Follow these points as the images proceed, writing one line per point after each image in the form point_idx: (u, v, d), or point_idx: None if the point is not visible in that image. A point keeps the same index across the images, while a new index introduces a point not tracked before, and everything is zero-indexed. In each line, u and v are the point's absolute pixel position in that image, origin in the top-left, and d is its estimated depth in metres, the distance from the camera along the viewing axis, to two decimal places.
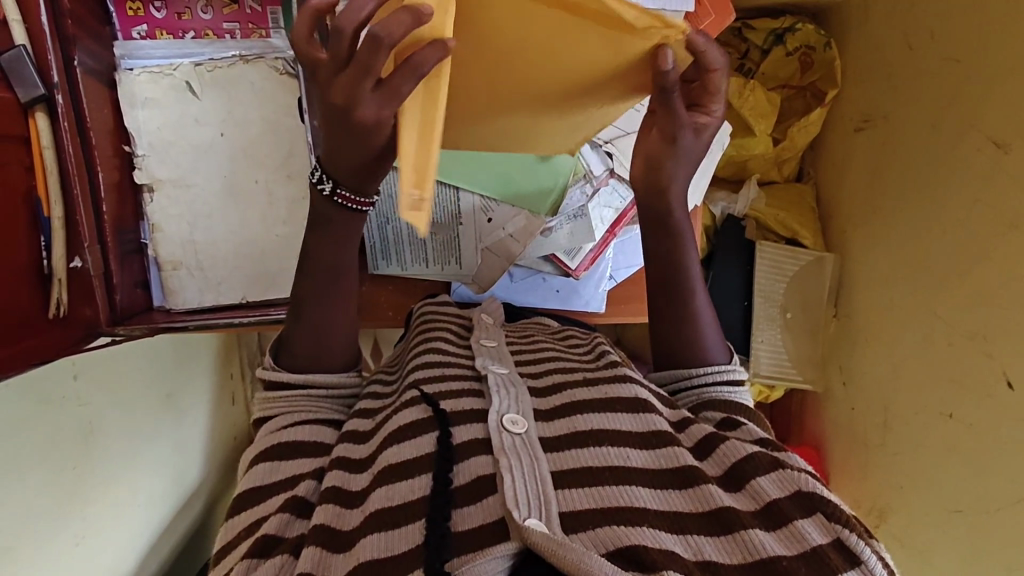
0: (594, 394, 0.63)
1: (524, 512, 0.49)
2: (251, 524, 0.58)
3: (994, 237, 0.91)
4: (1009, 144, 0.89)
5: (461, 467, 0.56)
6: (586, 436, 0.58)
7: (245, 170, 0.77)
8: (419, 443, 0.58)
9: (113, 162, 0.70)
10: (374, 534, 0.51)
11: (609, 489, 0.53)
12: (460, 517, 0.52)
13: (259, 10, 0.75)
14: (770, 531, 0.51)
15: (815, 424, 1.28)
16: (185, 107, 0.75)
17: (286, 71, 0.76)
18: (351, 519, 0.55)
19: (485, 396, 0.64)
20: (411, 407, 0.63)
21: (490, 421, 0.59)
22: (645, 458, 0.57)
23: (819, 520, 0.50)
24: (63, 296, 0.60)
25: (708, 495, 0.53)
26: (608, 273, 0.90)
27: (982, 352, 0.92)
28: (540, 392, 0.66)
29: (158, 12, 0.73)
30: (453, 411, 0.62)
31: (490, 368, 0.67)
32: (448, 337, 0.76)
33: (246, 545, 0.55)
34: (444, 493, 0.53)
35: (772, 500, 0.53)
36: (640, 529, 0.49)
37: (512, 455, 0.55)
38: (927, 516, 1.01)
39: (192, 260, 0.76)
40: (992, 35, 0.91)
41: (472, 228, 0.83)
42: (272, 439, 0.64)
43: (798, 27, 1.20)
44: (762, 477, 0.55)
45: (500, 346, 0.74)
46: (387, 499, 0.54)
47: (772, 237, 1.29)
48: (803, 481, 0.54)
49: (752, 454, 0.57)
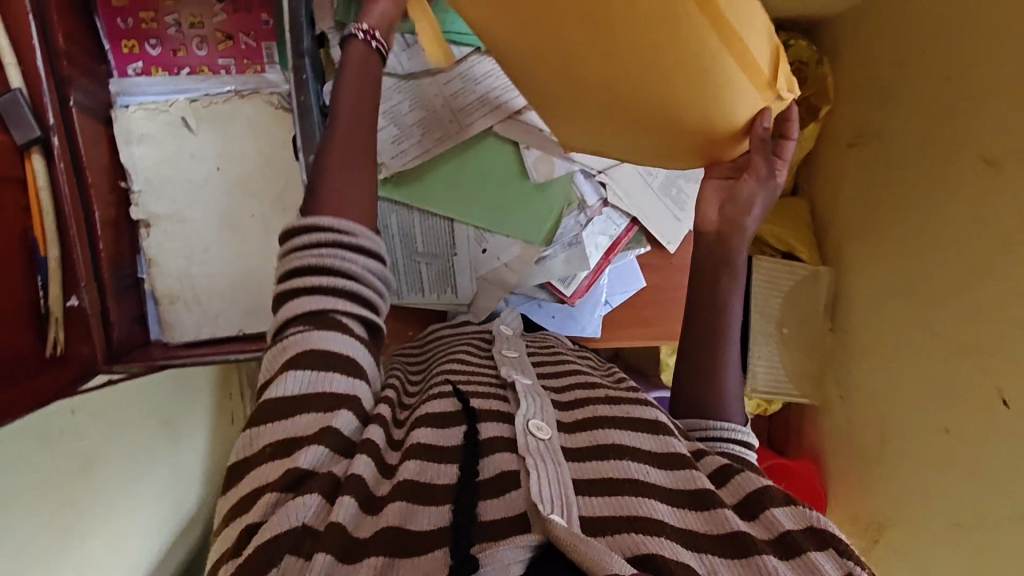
0: (615, 412, 0.63)
1: (548, 507, 0.49)
2: (276, 442, 0.54)
3: (990, 255, 0.92)
4: (1000, 163, 0.90)
5: (485, 462, 0.55)
6: (609, 449, 0.58)
7: (241, 204, 0.77)
8: (448, 435, 0.58)
9: (109, 199, 0.70)
10: (403, 503, 0.51)
11: (627, 499, 0.53)
12: (485, 508, 0.51)
13: (254, 45, 0.77)
14: (783, 561, 0.51)
15: (813, 438, 1.29)
16: (181, 142, 0.75)
17: (280, 105, 0.77)
18: (384, 486, 0.53)
19: (511, 401, 0.64)
20: (442, 398, 0.62)
21: (517, 424, 0.58)
22: (664, 477, 0.57)
23: (832, 555, 0.52)
24: (60, 335, 0.60)
25: (724, 520, 0.53)
26: (603, 298, 0.90)
27: (978, 368, 0.93)
28: (563, 405, 0.65)
29: (153, 49, 0.74)
30: (483, 409, 0.61)
31: (517, 376, 0.67)
32: (471, 349, 0.75)
33: (273, 472, 0.52)
34: (470, 484, 0.53)
35: (786, 530, 0.53)
36: (659, 539, 0.50)
37: (536, 456, 0.54)
38: (924, 530, 1.01)
39: (189, 294, 0.76)
40: (984, 52, 0.92)
41: (467, 258, 0.83)
42: (300, 346, 0.57)
43: (792, 42, 1.21)
44: (777, 509, 0.55)
45: (522, 356, 0.74)
46: (420, 473, 0.54)
47: (768, 252, 1.29)
48: (817, 517, 0.55)
49: (766, 487, 0.57)
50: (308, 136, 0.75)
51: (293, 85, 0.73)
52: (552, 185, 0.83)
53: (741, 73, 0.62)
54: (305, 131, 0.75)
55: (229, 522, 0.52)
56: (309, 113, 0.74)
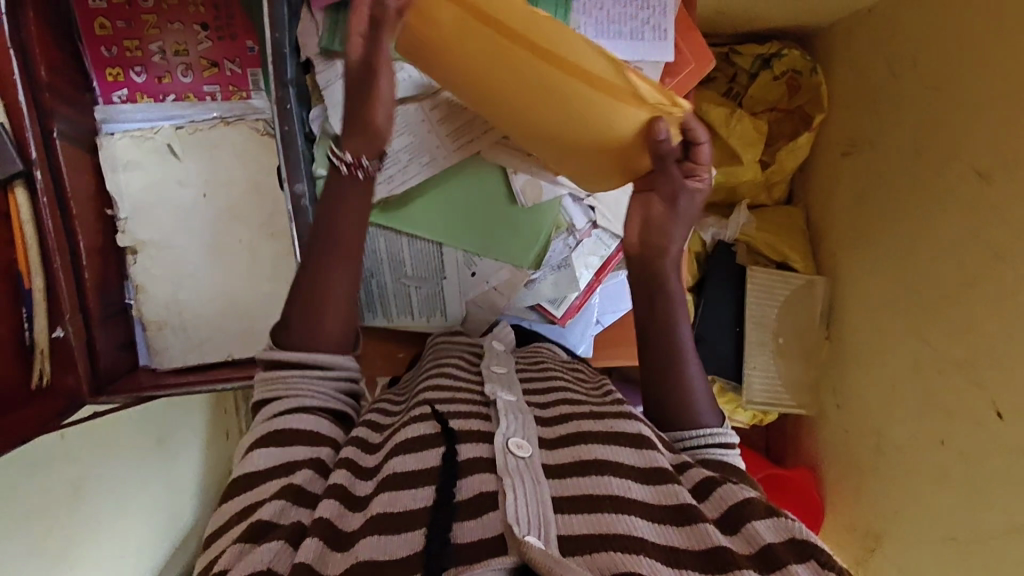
0: (598, 426, 0.63)
1: (524, 528, 0.50)
2: (245, 507, 0.57)
3: (981, 268, 0.91)
4: (991, 173, 0.89)
5: (464, 483, 0.55)
6: (592, 465, 0.58)
7: (227, 229, 0.77)
8: (424, 456, 0.58)
9: (96, 227, 0.70)
10: (373, 535, 0.51)
11: (607, 516, 0.53)
12: (461, 530, 0.51)
13: (240, 71, 0.76)
14: (765, 573, 0.51)
15: (808, 447, 1.29)
16: (167, 170, 0.75)
17: (266, 132, 0.77)
18: (352, 520, 0.54)
19: (493, 420, 0.64)
20: (421, 420, 0.62)
21: (496, 443, 0.59)
22: (646, 493, 0.57)
23: (813, 567, 0.51)
24: (46, 367, 0.61)
25: (704, 533, 0.53)
26: (594, 318, 0.91)
27: (972, 382, 0.92)
28: (546, 422, 0.65)
29: (138, 77, 0.74)
30: (462, 429, 0.62)
31: (501, 394, 0.66)
32: (460, 365, 0.75)
33: (239, 529, 0.54)
34: (446, 504, 0.53)
35: (767, 544, 0.53)
36: (638, 558, 0.50)
37: (515, 475, 0.55)
38: (919, 541, 1.01)
39: (176, 320, 0.76)
40: (974, 66, 0.92)
41: (455, 281, 0.83)
42: (265, 429, 0.62)
43: (784, 52, 1.20)
44: (759, 522, 0.55)
45: (510, 372, 0.73)
46: (391, 504, 0.54)
47: (762, 262, 1.28)
48: (798, 529, 0.54)
49: (748, 500, 0.57)
50: (292, 164, 0.74)
51: (276, 114, 0.73)
52: (540, 210, 0.82)
53: (600, 99, 0.59)
54: (290, 160, 0.74)
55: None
56: (292, 141, 0.74)
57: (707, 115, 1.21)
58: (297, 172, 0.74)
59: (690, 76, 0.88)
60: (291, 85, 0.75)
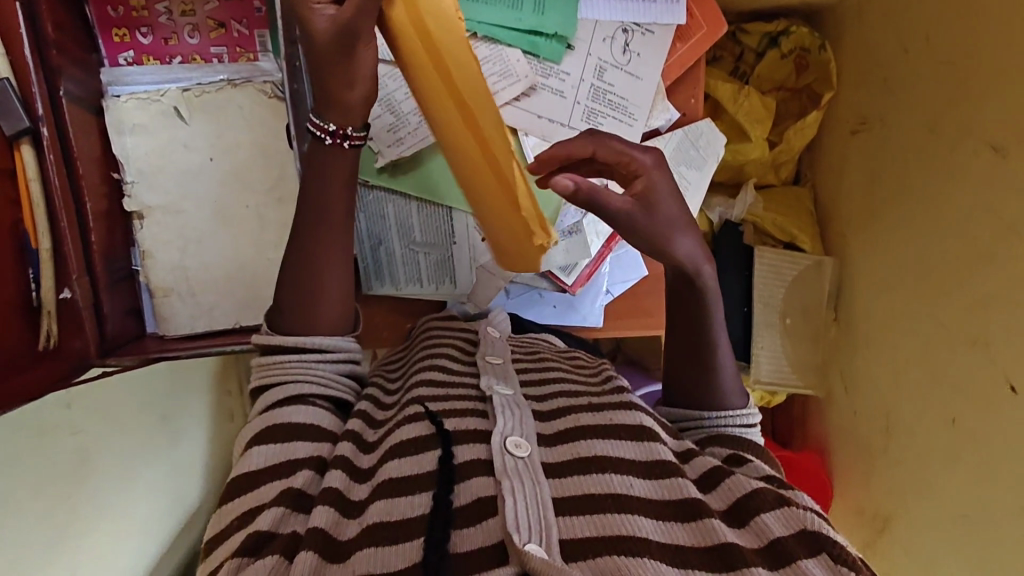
0: (597, 419, 0.61)
1: (524, 535, 0.49)
2: (246, 512, 0.56)
3: (993, 243, 0.90)
4: (1005, 146, 0.88)
5: (462, 488, 0.55)
6: (592, 462, 0.57)
7: (236, 195, 0.77)
8: (420, 461, 0.57)
9: (101, 191, 0.69)
10: (371, 548, 0.50)
11: (610, 517, 0.52)
12: (459, 538, 0.51)
13: (247, 33, 0.75)
14: (774, 570, 0.50)
15: (816, 430, 1.27)
16: (174, 133, 0.75)
17: (274, 94, 0.76)
18: (349, 529, 0.53)
19: (489, 417, 0.63)
20: (415, 421, 0.61)
21: (493, 443, 0.57)
22: (646, 488, 0.55)
23: (824, 562, 0.50)
24: (53, 328, 0.60)
25: (711, 530, 0.52)
26: (605, 287, 0.89)
27: (984, 357, 0.91)
28: (543, 416, 0.64)
29: (145, 38, 0.74)
30: (458, 430, 0.60)
31: (496, 389, 0.65)
32: (452, 354, 0.73)
33: (238, 539, 0.53)
34: (444, 512, 0.52)
35: (776, 538, 0.52)
36: (641, 560, 0.48)
37: (514, 477, 0.54)
38: (929, 521, 1.00)
39: (182, 287, 0.76)
40: (982, 38, 0.92)
41: (465, 247, 0.83)
42: (268, 420, 0.61)
43: (792, 30, 1.19)
44: (767, 514, 0.54)
45: (506, 363, 0.71)
46: (385, 513, 0.53)
47: (770, 242, 1.27)
48: (810, 519, 0.53)
49: (758, 490, 0.56)
50: (299, 126, 0.74)
51: (287, 73, 0.73)
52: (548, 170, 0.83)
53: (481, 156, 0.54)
54: (298, 120, 0.74)
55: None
56: (301, 100, 0.75)
57: (715, 92, 1.20)
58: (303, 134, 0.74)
59: (702, 39, 0.88)
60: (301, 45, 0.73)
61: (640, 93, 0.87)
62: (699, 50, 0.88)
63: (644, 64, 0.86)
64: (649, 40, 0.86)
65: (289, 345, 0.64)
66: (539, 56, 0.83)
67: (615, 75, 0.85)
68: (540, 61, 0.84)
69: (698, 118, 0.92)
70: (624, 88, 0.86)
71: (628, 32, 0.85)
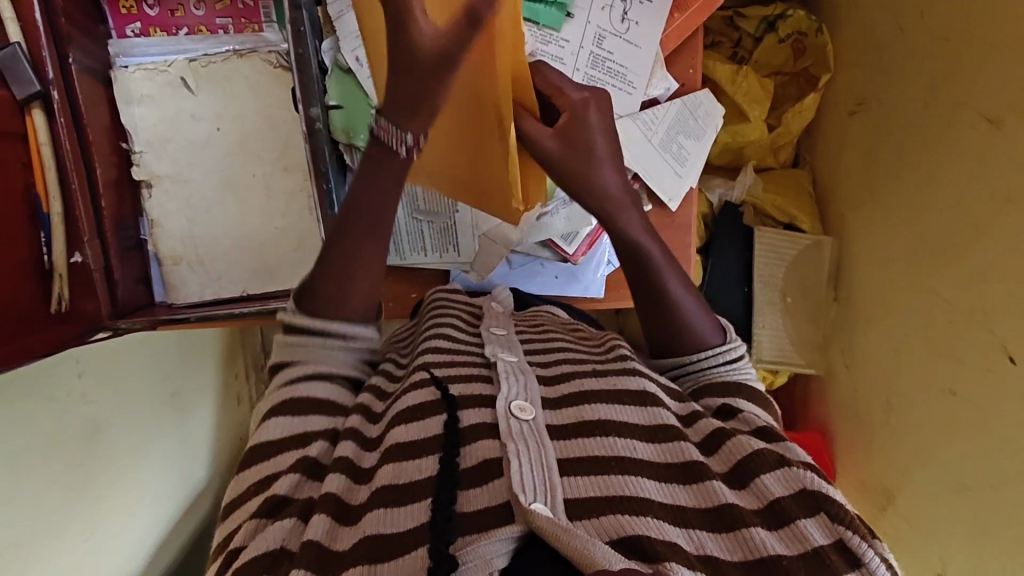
0: (602, 384, 0.60)
1: (529, 496, 0.48)
2: (258, 480, 0.57)
3: (994, 212, 0.87)
4: (1002, 119, 0.85)
5: (467, 451, 0.54)
6: (594, 425, 0.55)
7: (243, 165, 0.83)
8: (427, 424, 0.56)
9: (112, 159, 0.77)
10: (380, 509, 0.50)
11: (613, 478, 0.51)
12: (466, 498, 0.50)
13: (252, 5, 0.82)
14: (772, 531, 0.49)
15: (817, 410, 1.25)
16: (181, 103, 0.82)
17: (279, 64, 0.82)
18: (360, 495, 0.53)
19: (494, 382, 0.62)
20: (419, 389, 0.60)
21: (498, 408, 0.56)
22: (652, 452, 0.54)
23: (822, 521, 0.48)
24: (63, 292, 0.66)
25: (712, 492, 0.51)
26: (605, 258, 0.91)
27: (983, 327, 0.88)
28: (548, 380, 0.63)
29: (151, 10, 0.81)
30: (463, 395, 0.59)
31: (501, 355, 0.64)
32: (458, 324, 0.73)
33: (257, 501, 0.54)
34: (450, 475, 0.51)
35: (775, 499, 0.50)
36: (645, 520, 0.48)
37: (519, 440, 0.53)
38: (935, 495, 0.95)
39: (191, 255, 0.83)
40: (980, 25, 0.89)
41: (468, 215, 0.87)
42: (287, 392, 0.62)
43: (789, 13, 1.21)
44: (767, 475, 0.52)
45: (510, 333, 0.71)
46: (393, 476, 0.53)
47: (770, 223, 1.28)
48: (809, 479, 0.51)
49: (758, 451, 0.54)
50: (305, 87, 0.78)
51: (292, 41, 0.77)
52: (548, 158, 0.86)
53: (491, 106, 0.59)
54: (304, 86, 0.78)
55: (217, 558, 0.54)
56: (306, 65, 0.79)
57: (713, 73, 1.21)
58: (311, 97, 0.78)
59: (699, 11, 0.89)
60: (305, 10, 0.78)
61: (638, 61, 0.88)
62: (696, 21, 0.89)
63: (643, 34, 0.87)
64: (648, 9, 0.87)
65: (305, 326, 0.65)
66: (538, 23, 0.86)
67: (613, 43, 0.87)
68: (540, 28, 0.86)
69: (698, 88, 0.93)
70: (622, 57, 0.87)
71: (626, 2, 0.87)
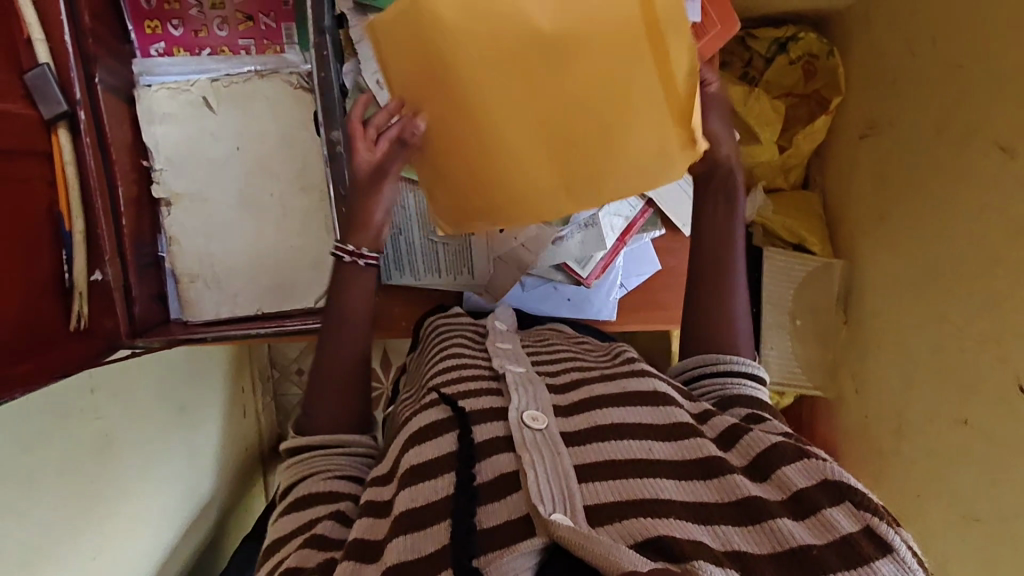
0: (611, 389, 0.61)
1: (549, 507, 0.48)
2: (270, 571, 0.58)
3: (1005, 240, 0.87)
4: (1016, 148, 0.85)
5: (483, 465, 0.54)
6: (607, 430, 0.56)
7: (261, 184, 0.85)
8: (440, 443, 0.57)
9: (132, 177, 0.79)
10: (400, 537, 0.50)
11: (632, 482, 0.51)
12: (485, 513, 0.50)
13: (275, 26, 0.83)
14: (799, 520, 0.48)
15: (823, 431, 1.25)
16: (202, 122, 0.83)
17: (300, 85, 0.84)
18: (383, 527, 0.54)
19: (504, 395, 0.62)
20: (430, 408, 0.62)
21: (510, 418, 0.56)
22: (669, 451, 0.54)
23: (847, 509, 0.47)
24: (82, 310, 0.69)
25: (734, 486, 0.50)
26: (618, 281, 0.92)
27: (997, 357, 0.87)
28: (558, 388, 0.63)
29: (176, 30, 0.82)
30: (475, 410, 0.59)
31: (508, 367, 0.65)
32: (467, 342, 0.74)
33: None
34: (469, 486, 0.52)
35: (799, 490, 0.50)
36: (668, 521, 0.47)
37: (534, 450, 0.53)
38: (944, 521, 0.94)
39: (207, 273, 0.85)
40: (994, 52, 0.90)
41: (484, 238, 0.86)
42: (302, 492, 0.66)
43: (800, 35, 1.21)
44: (788, 466, 0.52)
45: (515, 347, 0.72)
46: (413, 499, 0.53)
47: (778, 244, 1.28)
48: (831, 469, 0.51)
49: (776, 444, 0.54)
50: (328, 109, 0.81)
51: (316, 63, 0.80)
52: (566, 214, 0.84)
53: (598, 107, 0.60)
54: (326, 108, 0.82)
55: None
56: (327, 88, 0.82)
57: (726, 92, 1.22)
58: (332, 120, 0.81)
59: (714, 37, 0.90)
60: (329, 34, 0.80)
61: None
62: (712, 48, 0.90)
63: None
64: None
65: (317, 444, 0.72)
66: None
67: None
68: None
69: None
70: None
71: None
